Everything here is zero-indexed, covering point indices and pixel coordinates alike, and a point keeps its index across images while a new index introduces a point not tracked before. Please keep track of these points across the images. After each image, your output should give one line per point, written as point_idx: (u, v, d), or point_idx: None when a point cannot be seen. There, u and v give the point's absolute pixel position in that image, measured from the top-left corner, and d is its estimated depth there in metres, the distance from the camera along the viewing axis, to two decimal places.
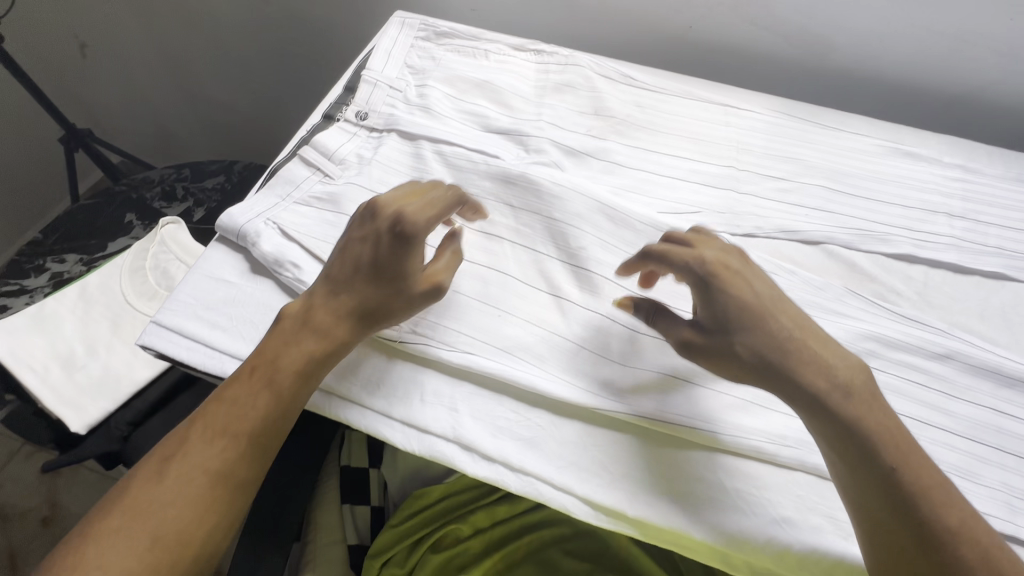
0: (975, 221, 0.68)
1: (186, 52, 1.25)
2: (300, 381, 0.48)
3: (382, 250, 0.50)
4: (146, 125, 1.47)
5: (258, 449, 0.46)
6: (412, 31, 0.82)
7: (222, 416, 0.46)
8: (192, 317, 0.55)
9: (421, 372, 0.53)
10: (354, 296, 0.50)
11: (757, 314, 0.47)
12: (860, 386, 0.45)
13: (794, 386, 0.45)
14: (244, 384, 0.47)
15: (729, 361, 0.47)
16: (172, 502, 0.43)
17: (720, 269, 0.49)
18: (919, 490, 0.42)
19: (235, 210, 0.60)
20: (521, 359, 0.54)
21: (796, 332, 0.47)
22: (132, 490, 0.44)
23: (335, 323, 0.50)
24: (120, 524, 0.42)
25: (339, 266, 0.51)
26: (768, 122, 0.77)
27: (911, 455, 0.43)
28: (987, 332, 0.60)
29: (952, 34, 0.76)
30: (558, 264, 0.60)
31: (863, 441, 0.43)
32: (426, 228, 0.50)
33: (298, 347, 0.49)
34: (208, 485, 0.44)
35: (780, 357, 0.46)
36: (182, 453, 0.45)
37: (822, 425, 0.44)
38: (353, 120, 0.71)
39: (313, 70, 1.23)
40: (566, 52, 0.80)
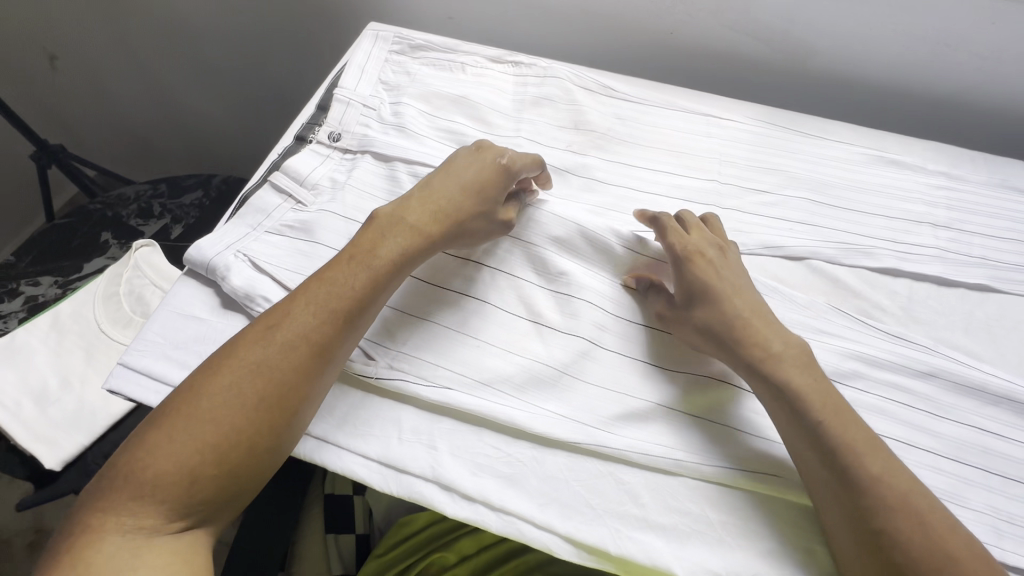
0: (959, 231, 0.68)
1: (160, 65, 1.22)
2: (392, 273, 0.53)
3: (483, 174, 0.58)
4: (123, 137, 1.43)
5: (352, 329, 0.50)
6: (386, 44, 0.80)
7: (323, 292, 0.50)
8: (161, 358, 0.53)
9: (400, 408, 0.52)
10: (450, 203, 0.56)
11: (712, 294, 0.53)
12: (794, 355, 0.50)
13: (732, 350, 0.52)
14: (342, 268, 0.52)
15: (690, 333, 0.54)
16: (277, 366, 0.47)
17: (690, 254, 0.55)
18: (850, 452, 0.45)
19: (203, 242, 0.58)
20: (500, 392, 0.53)
21: (742, 308, 0.53)
22: (238, 352, 0.47)
23: (428, 221, 0.55)
24: (230, 383, 0.46)
25: (440, 179, 0.57)
26: (751, 132, 0.76)
27: (842, 417, 0.47)
28: (972, 346, 0.59)
29: (935, 37, 0.74)
30: (538, 289, 0.58)
31: (789, 402, 0.48)
32: (517, 171, 0.58)
33: (396, 240, 0.53)
34: (309, 354, 0.48)
35: (721, 327, 0.52)
36: (286, 323, 0.48)
37: (760, 388, 0.50)
38: (327, 141, 0.70)
39: (291, 79, 1.20)
40: (544, 62, 0.78)
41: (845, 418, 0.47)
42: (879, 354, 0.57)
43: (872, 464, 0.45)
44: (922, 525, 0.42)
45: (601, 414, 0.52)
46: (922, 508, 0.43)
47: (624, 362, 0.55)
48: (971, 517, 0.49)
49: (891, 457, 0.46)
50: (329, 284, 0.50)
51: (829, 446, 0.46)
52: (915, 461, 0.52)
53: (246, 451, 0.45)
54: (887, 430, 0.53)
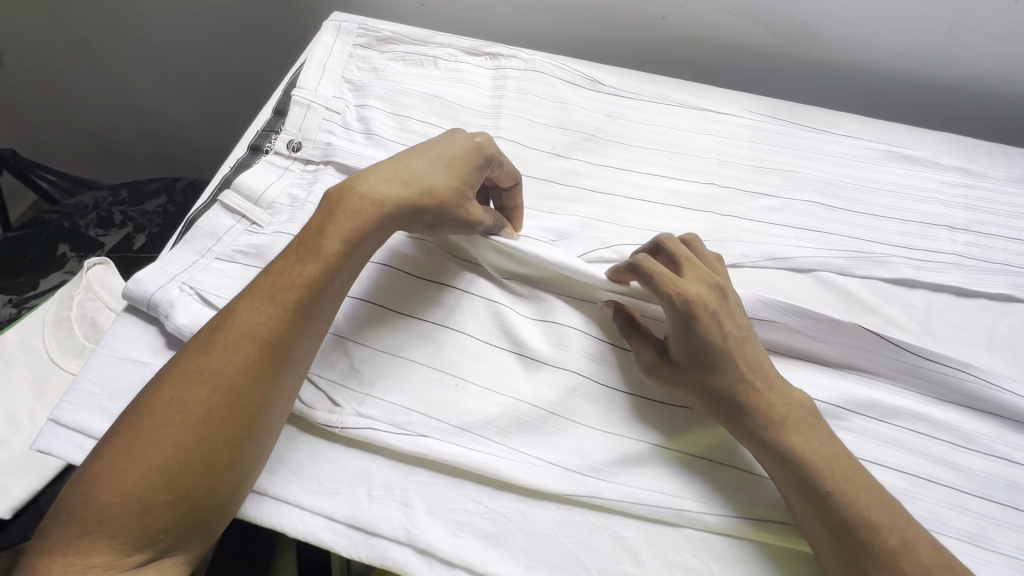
0: (978, 233, 0.63)
1: (118, 64, 1.13)
2: (347, 250, 0.45)
3: (451, 150, 0.49)
4: (81, 138, 1.32)
5: (305, 319, 0.43)
6: (350, 37, 0.72)
7: (270, 285, 0.43)
8: (97, 411, 0.47)
9: (370, 460, 0.47)
10: (410, 173, 0.47)
11: (718, 359, 0.45)
12: (793, 421, 0.45)
13: (736, 416, 0.45)
14: (290, 257, 0.45)
15: (697, 399, 0.46)
16: (223, 371, 0.40)
17: (696, 310, 0.45)
18: (867, 528, 0.41)
19: (143, 274, 0.52)
20: (481, 438, 0.48)
21: (745, 366, 0.46)
22: (181, 363, 0.41)
23: (384, 191, 0.46)
24: (170, 398, 0.40)
25: (401, 158, 0.49)
26: (752, 127, 0.69)
27: (855, 485, 0.43)
28: (996, 365, 0.54)
29: (950, 19, 0.68)
30: (521, 316, 0.53)
31: (799, 475, 0.43)
32: (490, 154, 0.50)
33: (347, 215, 0.45)
34: (257, 353, 0.41)
35: (724, 392, 0.45)
36: (230, 324, 0.42)
37: (766, 460, 0.45)
38: (285, 150, 0.62)
39: (257, 74, 1.12)
40: (525, 54, 0.71)
41: (858, 486, 0.42)
42: (894, 379, 0.52)
43: (888, 537, 0.41)
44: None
45: (594, 459, 0.47)
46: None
47: (621, 396, 0.50)
48: (999, 562, 0.45)
49: (908, 522, 0.42)
50: (275, 276, 0.44)
51: (843, 522, 0.41)
52: (936, 500, 0.47)
53: (200, 470, 0.38)
54: (907, 465, 0.49)
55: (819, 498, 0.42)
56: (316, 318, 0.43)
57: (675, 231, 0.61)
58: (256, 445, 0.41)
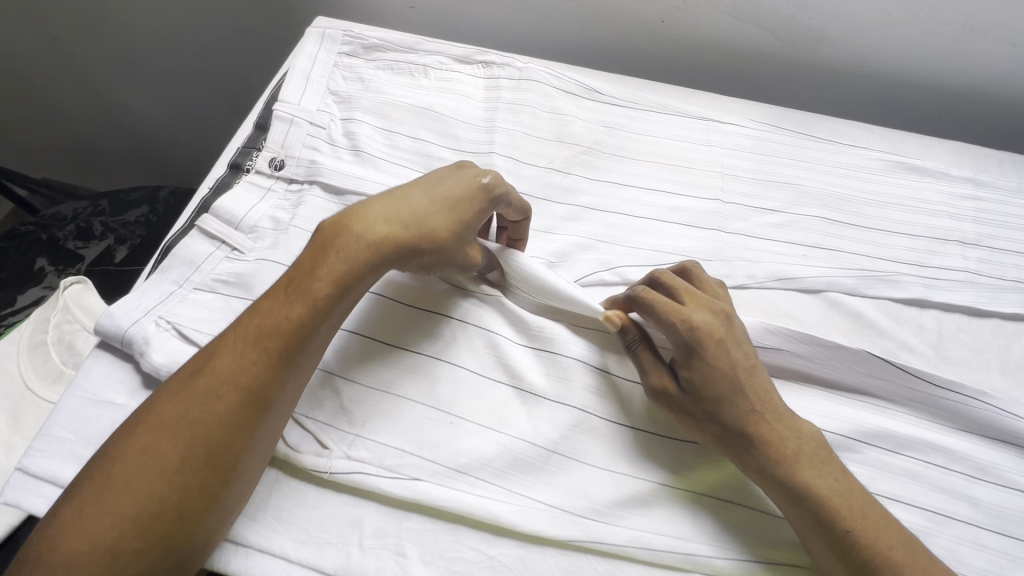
0: (989, 249, 0.61)
1: (93, 70, 1.05)
2: (338, 292, 0.41)
3: (457, 187, 0.46)
4: (49, 137, 1.17)
5: (290, 365, 0.40)
6: (334, 45, 0.69)
7: (254, 327, 0.40)
8: (69, 459, 0.44)
9: (361, 506, 0.45)
10: (410, 212, 0.44)
11: (729, 387, 0.44)
12: (809, 454, 0.43)
13: (748, 455, 0.43)
14: (277, 296, 0.41)
15: (704, 425, 0.44)
16: (201, 419, 0.37)
17: (705, 335, 0.44)
18: (886, 570, 0.39)
19: (116, 308, 0.49)
20: (478, 480, 0.45)
21: (755, 402, 0.44)
22: (157, 406, 0.38)
23: (381, 230, 0.43)
24: (145, 444, 0.37)
25: (404, 188, 0.46)
26: (757, 138, 0.67)
27: (874, 525, 0.41)
28: (1010, 389, 0.52)
29: (961, 23, 0.65)
30: (519, 346, 0.50)
31: (815, 516, 0.41)
32: (498, 195, 0.48)
33: (339, 254, 0.42)
34: (238, 401, 0.38)
35: (734, 429, 0.43)
36: (211, 367, 0.39)
37: (778, 497, 0.43)
38: (267, 169, 0.59)
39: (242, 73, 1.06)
40: (519, 62, 0.68)
41: (877, 526, 0.41)
42: (906, 407, 0.50)
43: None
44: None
45: (597, 501, 0.45)
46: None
47: (624, 432, 0.48)
48: None
49: (930, 562, 0.40)
50: (261, 315, 0.41)
51: (862, 564, 0.40)
52: (953, 537, 0.46)
53: (174, 519, 0.36)
54: (922, 500, 0.47)
55: (836, 540, 0.41)
56: (303, 363, 0.40)
57: (677, 250, 0.58)
58: (235, 494, 0.38)
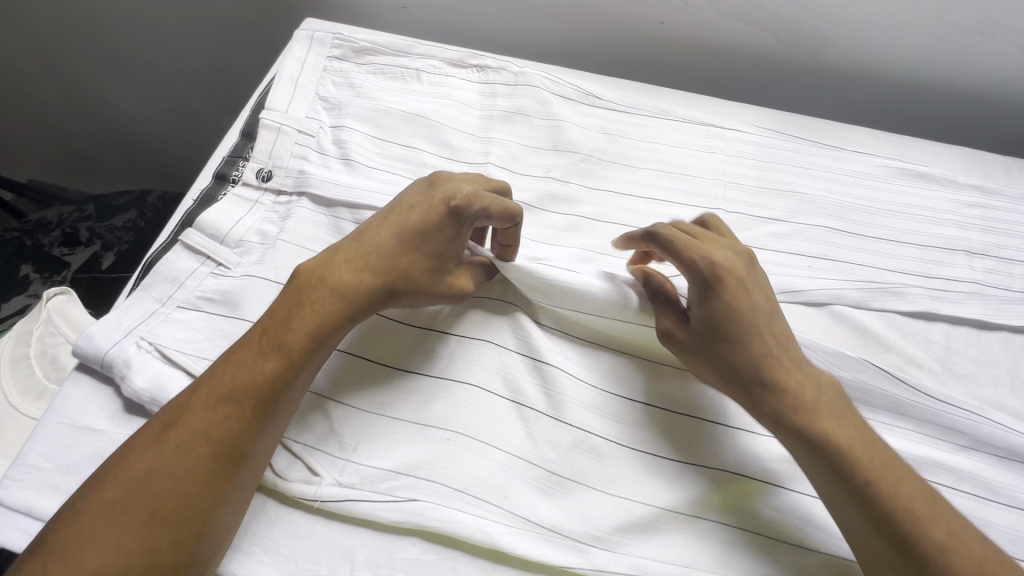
0: (997, 258, 0.59)
1: (77, 70, 1.01)
2: (313, 346, 0.42)
3: (429, 219, 0.45)
4: (34, 137, 1.12)
5: (265, 417, 0.39)
6: (323, 48, 0.66)
7: (227, 379, 0.40)
8: (47, 489, 0.42)
9: (352, 535, 0.43)
10: (383, 259, 0.44)
11: (744, 325, 0.45)
12: (825, 404, 0.43)
13: (763, 396, 0.44)
14: (251, 347, 0.41)
15: (714, 368, 0.45)
16: (172, 474, 0.37)
17: (723, 272, 0.45)
18: (907, 516, 0.39)
19: (96, 329, 0.47)
20: (481, 501, 0.43)
21: (769, 346, 0.45)
22: (128, 459, 0.37)
23: (354, 281, 0.44)
24: (113, 499, 0.36)
25: (377, 227, 0.46)
26: (760, 144, 0.65)
27: (891, 469, 0.41)
28: (1021, 405, 0.51)
29: (969, 25, 0.64)
30: (517, 361, 0.49)
31: (833, 460, 0.41)
32: (472, 213, 0.44)
33: (314, 308, 0.43)
34: (211, 455, 0.37)
35: (749, 372, 0.44)
36: (184, 419, 0.38)
37: (789, 443, 0.43)
38: (254, 181, 0.57)
39: (233, 74, 1.01)
40: (515, 66, 0.66)
41: (893, 472, 0.41)
42: (915, 425, 0.49)
43: (932, 528, 0.39)
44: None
45: (598, 527, 0.43)
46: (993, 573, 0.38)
47: (626, 451, 0.46)
48: None
49: (950, 512, 0.40)
50: (235, 367, 0.40)
51: (882, 512, 0.40)
52: None
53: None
54: None
55: (854, 485, 0.41)
56: (278, 416, 0.40)
57: None
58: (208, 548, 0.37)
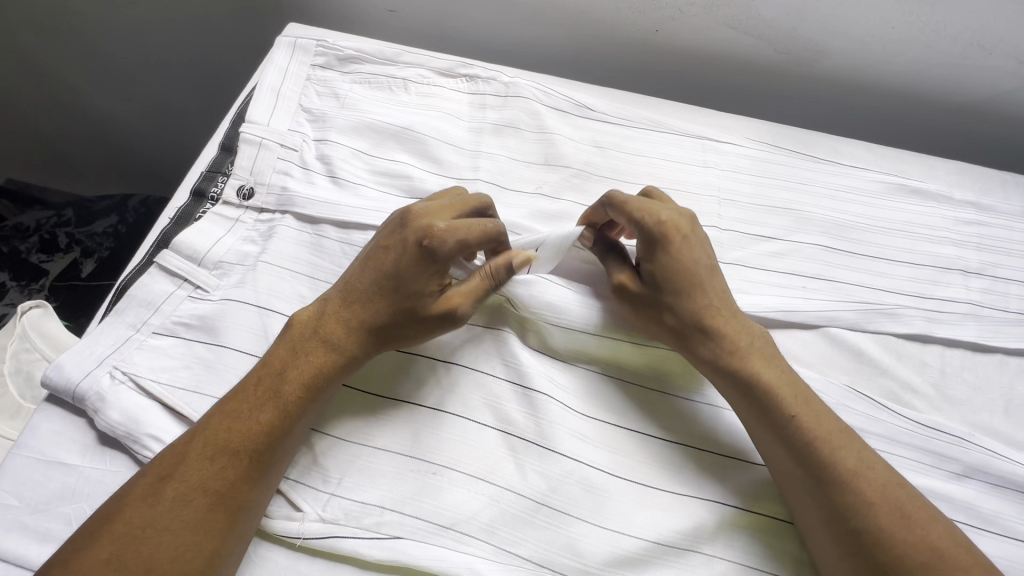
0: (993, 278, 0.59)
1: (50, 67, 0.96)
2: (309, 396, 0.42)
3: (405, 260, 0.45)
4: (12, 137, 1.08)
5: (262, 468, 0.40)
6: (306, 56, 0.64)
7: (222, 431, 0.40)
8: (13, 530, 0.41)
9: (335, 573, 0.42)
10: (371, 305, 0.45)
11: (691, 279, 0.47)
12: (756, 345, 0.46)
13: (703, 344, 0.46)
14: (247, 396, 0.42)
15: (663, 321, 0.47)
16: (169, 528, 0.36)
17: (671, 229, 0.47)
18: (827, 447, 0.41)
19: (67, 360, 0.45)
20: (467, 537, 0.42)
21: (711, 289, 0.47)
22: (123, 513, 0.37)
23: (341, 332, 0.44)
24: (109, 555, 0.35)
25: (358, 274, 0.46)
26: (754, 158, 0.64)
27: (813, 406, 0.43)
28: (1015, 432, 0.51)
29: (968, 38, 0.62)
30: (505, 386, 0.47)
31: (759, 398, 0.44)
32: (445, 250, 0.45)
33: (308, 358, 0.43)
34: (208, 508, 0.38)
35: (692, 317, 0.46)
36: (180, 471, 0.38)
37: (721, 382, 0.45)
38: (235, 199, 0.55)
39: (215, 72, 0.96)
40: (506, 76, 0.64)
41: (816, 409, 0.43)
42: (911, 453, 0.48)
43: (848, 458, 0.41)
44: (904, 518, 0.39)
45: (588, 561, 0.42)
46: (899, 498, 0.40)
47: (620, 480, 0.45)
48: None
49: (862, 446, 0.42)
50: (228, 416, 0.40)
51: (806, 445, 0.42)
52: None
53: None
54: None
55: (778, 420, 0.43)
56: (275, 465, 0.41)
57: None
58: None
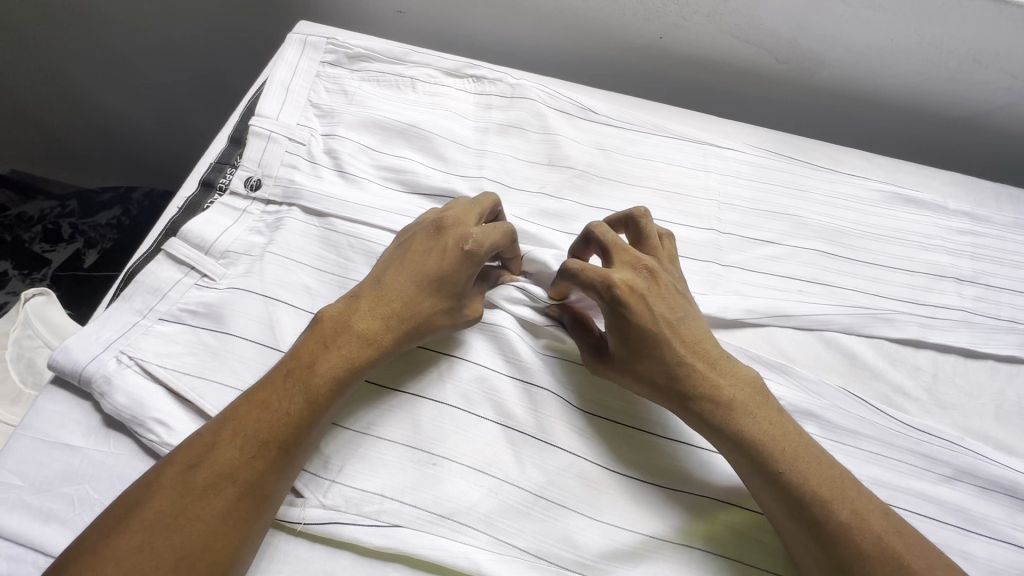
0: (986, 286, 0.60)
1: (59, 59, 0.96)
2: (338, 389, 0.43)
3: (444, 263, 0.46)
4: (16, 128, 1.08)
5: (290, 460, 0.40)
6: (317, 53, 0.65)
7: (252, 423, 0.40)
8: (16, 509, 0.41)
9: (335, 559, 0.42)
10: (405, 302, 0.46)
11: (655, 342, 0.44)
12: (748, 401, 0.44)
13: (687, 402, 0.44)
14: (276, 388, 0.42)
15: (638, 385, 0.45)
16: (200, 516, 0.37)
17: (620, 292, 0.44)
18: (820, 503, 0.40)
19: (74, 343, 0.46)
20: (466, 528, 0.43)
21: (685, 349, 0.45)
22: (153, 500, 0.37)
23: (378, 327, 0.45)
24: (140, 543, 0.35)
25: (392, 271, 0.47)
26: (754, 164, 0.65)
27: (806, 460, 0.42)
28: (1004, 437, 0.51)
29: (963, 53, 0.64)
30: (507, 381, 0.48)
31: (749, 453, 0.42)
32: (483, 252, 0.46)
33: (340, 350, 0.43)
34: (237, 497, 0.38)
35: (669, 384, 0.44)
36: (210, 460, 0.38)
37: (710, 437, 0.44)
38: (243, 190, 0.56)
39: (222, 58, 0.96)
40: (512, 78, 0.65)
41: (809, 459, 0.42)
42: (904, 456, 0.49)
43: (842, 510, 0.40)
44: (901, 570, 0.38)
45: (584, 553, 0.43)
46: (897, 547, 0.39)
47: (616, 474, 0.46)
48: None
49: (859, 491, 0.42)
50: (258, 409, 0.41)
51: (799, 500, 0.41)
52: None
53: None
54: None
55: (771, 473, 0.42)
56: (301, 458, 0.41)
57: None
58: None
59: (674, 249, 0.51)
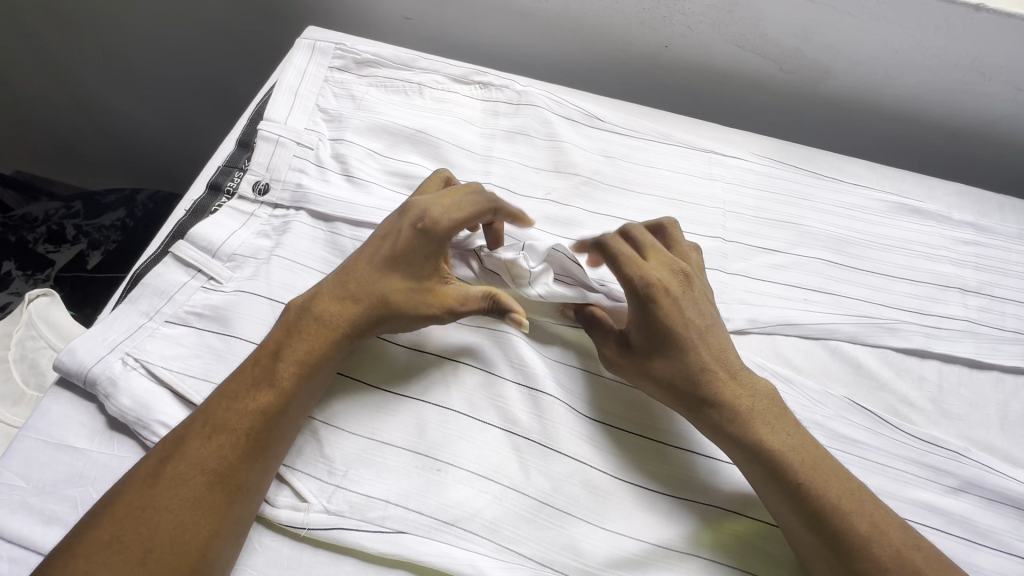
0: (990, 297, 0.60)
1: (66, 61, 0.97)
2: (304, 374, 0.43)
3: (400, 245, 0.47)
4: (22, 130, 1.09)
5: (256, 446, 0.40)
6: (325, 59, 0.65)
7: (220, 413, 0.41)
8: (18, 510, 0.41)
9: (339, 565, 0.42)
10: (365, 286, 0.46)
11: (679, 342, 0.45)
12: (759, 412, 0.44)
13: (705, 411, 0.44)
14: (244, 377, 0.43)
15: (652, 385, 0.46)
16: (168, 507, 0.37)
17: (654, 290, 0.45)
18: (837, 517, 0.40)
19: (79, 344, 0.46)
20: (470, 534, 0.43)
21: (705, 354, 0.45)
22: (127, 494, 0.38)
23: (339, 311, 0.45)
24: (109, 536, 0.36)
25: (355, 258, 0.48)
26: (760, 172, 0.65)
27: (823, 471, 0.42)
28: (1010, 448, 0.51)
29: (967, 65, 0.64)
30: (512, 388, 0.48)
31: (765, 464, 0.42)
32: (439, 234, 0.46)
33: (303, 337, 0.44)
34: (205, 486, 0.38)
35: (687, 387, 0.44)
36: (181, 452, 0.39)
37: (725, 447, 0.44)
38: (251, 194, 0.56)
39: (229, 65, 0.97)
40: (519, 84, 0.66)
41: (826, 471, 0.42)
42: (909, 466, 0.49)
43: (860, 522, 0.40)
44: None
45: (589, 561, 0.42)
46: (916, 561, 0.39)
47: (621, 482, 0.46)
48: None
49: (876, 503, 0.42)
50: (225, 399, 0.42)
51: (816, 512, 0.41)
52: None
53: None
54: None
55: (788, 485, 0.42)
56: (269, 444, 0.41)
57: None
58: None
59: (704, 262, 0.51)
